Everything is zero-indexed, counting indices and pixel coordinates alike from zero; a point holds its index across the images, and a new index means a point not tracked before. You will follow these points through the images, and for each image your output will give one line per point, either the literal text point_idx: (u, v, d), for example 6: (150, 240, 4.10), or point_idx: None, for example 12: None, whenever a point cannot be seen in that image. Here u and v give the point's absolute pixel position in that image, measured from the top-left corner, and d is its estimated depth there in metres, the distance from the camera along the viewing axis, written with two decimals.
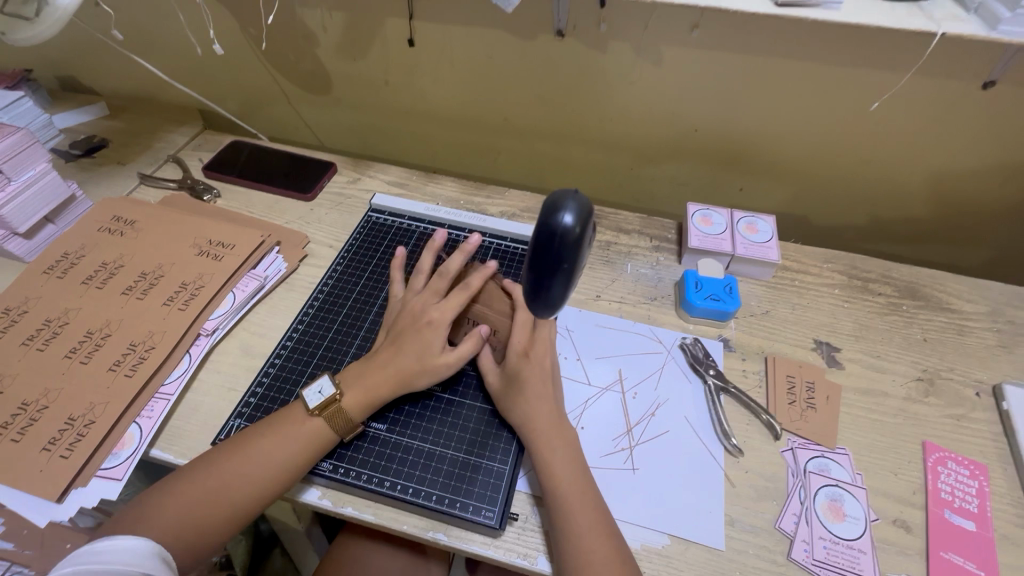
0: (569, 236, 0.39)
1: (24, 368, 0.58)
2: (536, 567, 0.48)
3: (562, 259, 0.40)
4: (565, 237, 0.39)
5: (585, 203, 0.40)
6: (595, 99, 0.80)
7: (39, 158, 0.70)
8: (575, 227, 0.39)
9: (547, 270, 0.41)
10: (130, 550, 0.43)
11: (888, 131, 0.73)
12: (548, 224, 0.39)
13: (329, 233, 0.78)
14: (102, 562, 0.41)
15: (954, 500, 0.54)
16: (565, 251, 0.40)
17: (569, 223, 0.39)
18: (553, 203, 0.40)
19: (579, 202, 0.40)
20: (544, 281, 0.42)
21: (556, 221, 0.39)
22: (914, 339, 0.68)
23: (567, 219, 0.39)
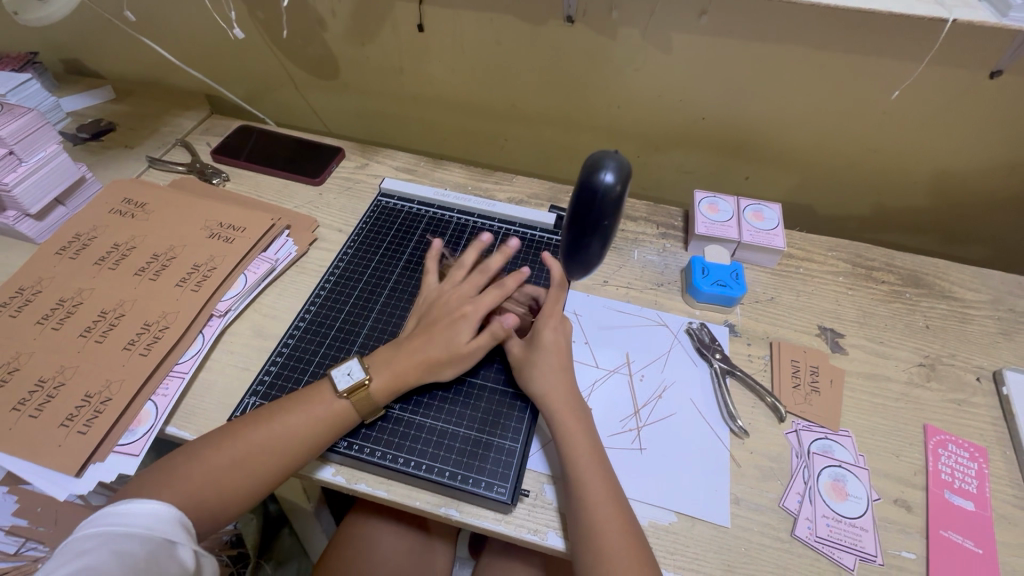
0: (610, 192, 0.50)
1: (40, 346, 0.59)
2: (547, 542, 0.49)
3: (603, 214, 0.52)
4: (608, 193, 0.50)
5: (623, 163, 0.52)
6: (604, 86, 0.81)
7: (49, 139, 0.70)
8: (614, 186, 0.50)
9: (591, 223, 0.53)
10: (153, 514, 0.43)
11: (895, 120, 0.74)
12: (593, 182, 0.51)
13: (338, 218, 0.78)
14: (126, 526, 0.42)
15: (953, 482, 0.56)
16: (606, 207, 0.52)
17: (610, 180, 0.51)
18: (597, 165, 0.51)
19: (616, 163, 0.51)
20: (588, 234, 0.54)
21: (599, 179, 0.51)
22: (917, 326, 0.70)
23: (607, 179, 0.50)
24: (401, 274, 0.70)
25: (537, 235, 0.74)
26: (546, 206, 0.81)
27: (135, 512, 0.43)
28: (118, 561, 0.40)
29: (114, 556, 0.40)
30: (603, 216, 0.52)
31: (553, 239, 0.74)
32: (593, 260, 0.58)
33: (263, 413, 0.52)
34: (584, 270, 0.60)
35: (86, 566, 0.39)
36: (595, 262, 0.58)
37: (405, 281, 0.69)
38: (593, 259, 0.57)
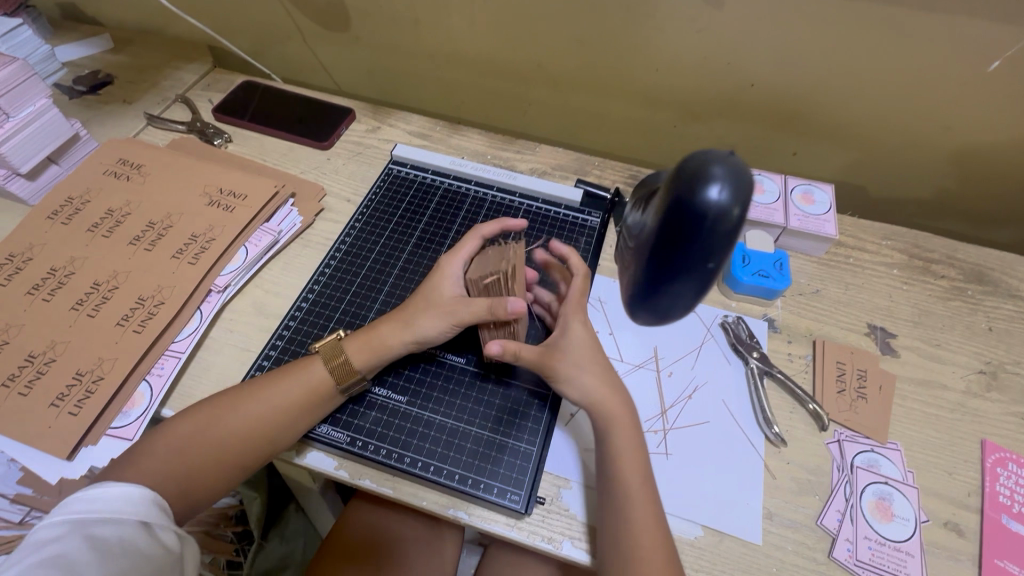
0: (728, 218, 0.29)
1: (30, 319, 0.55)
2: (562, 552, 0.46)
3: (710, 253, 0.30)
4: (721, 222, 0.29)
5: (742, 171, 0.30)
6: (642, 46, 0.72)
7: (37, 92, 0.65)
8: (733, 205, 0.29)
9: (681, 267, 0.31)
10: (124, 496, 0.41)
11: (975, 93, 0.65)
12: (689, 203, 0.29)
13: (346, 186, 0.72)
14: (95, 509, 0.39)
15: (1012, 505, 0.50)
16: (712, 246, 0.30)
17: (721, 203, 0.29)
18: (696, 171, 0.30)
19: (731, 166, 0.29)
20: (672, 283, 0.32)
21: (700, 198, 0.29)
22: (979, 328, 0.63)
23: (720, 193, 0.28)
24: (413, 252, 0.64)
25: (561, 212, 0.68)
26: (572, 179, 0.74)
27: (107, 495, 0.40)
28: (94, 546, 0.37)
29: (88, 541, 0.37)
30: (709, 257, 0.30)
31: (578, 217, 0.67)
32: (673, 318, 0.35)
33: (261, 401, 0.48)
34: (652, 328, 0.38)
35: (58, 553, 0.36)
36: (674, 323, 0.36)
37: (417, 259, 0.63)
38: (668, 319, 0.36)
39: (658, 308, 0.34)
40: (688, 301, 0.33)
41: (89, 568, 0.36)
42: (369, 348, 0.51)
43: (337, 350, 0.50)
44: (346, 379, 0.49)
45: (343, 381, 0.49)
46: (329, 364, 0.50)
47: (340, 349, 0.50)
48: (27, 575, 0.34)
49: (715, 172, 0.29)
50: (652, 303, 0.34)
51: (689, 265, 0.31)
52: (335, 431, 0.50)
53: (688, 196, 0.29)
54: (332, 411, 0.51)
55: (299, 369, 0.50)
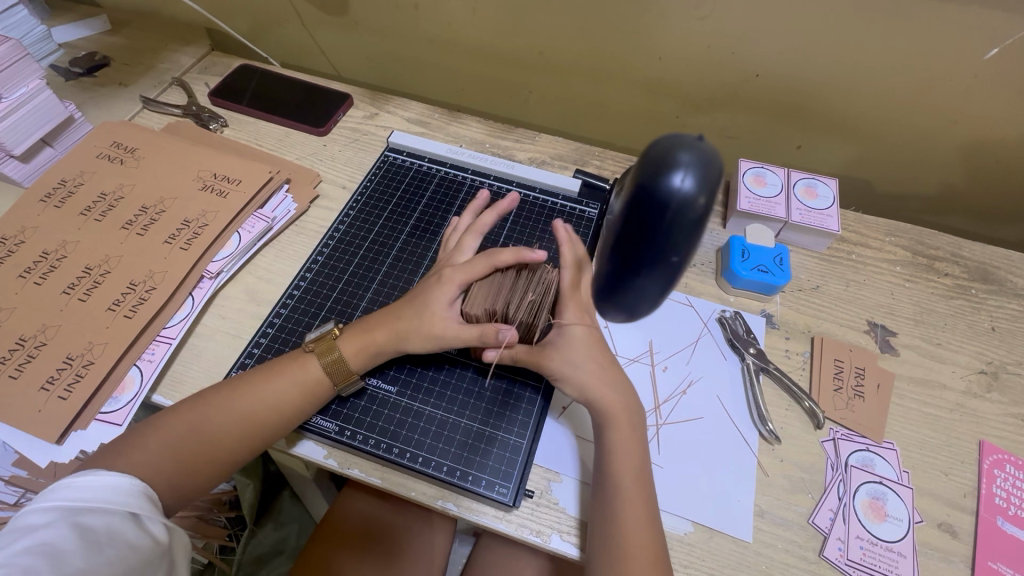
0: (690, 206, 0.31)
1: (22, 302, 0.55)
2: (550, 545, 0.46)
3: (674, 241, 0.32)
4: (685, 208, 0.31)
5: (706, 162, 0.32)
6: (644, 33, 0.70)
7: (30, 73, 0.64)
8: (698, 193, 0.31)
9: (649, 256, 0.33)
10: (112, 487, 0.41)
11: (985, 86, 0.63)
12: (655, 192, 0.32)
13: (343, 173, 0.72)
14: (82, 499, 0.39)
15: (1008, 508, 0.50)
16: (677, 234, 0.32)
17: (685, 192, 0.31)
18: (662, 162, 0.32)
19: (698, 156, 0.32)
20: (641, 272, 0.34)
21: (666, 188, 0.31)
22: (981, 328, 0.62)
23: (683, 181, 0.31)
24: (407, 241, 0.63)
25: (558, 203, 0.67)
26: (571, 169, 0.73)
27: (96, 485, 0.40)
28: (80, 534, 0.37)
29: (75, 529, 0.37)
30: (672, 246, 0.33)
31: (576, 208, 0.66)
32: (641, 308, 0.38)
33: (249, 389, 0.48)
34: (624, 322, 0.40)
35: (43, 541, 0.36)
36: (643, 316, 0.39)
37: (411, 248, 0.63)
38: (638, 312, 0.38)
39: (626, 297, 0.37)
40: (655, 291, 0.35)
41: (75, 555, 0.36)
42: (359, 338, 0.50)
43: (331, 348, 0.50)
44: (341, 381, 0.49)
45: (340, 381, 0.49)
46: (323, 362, 0.49)
47: (334, 346, 0.50)
48: (12, 560, 0.34)
49: (680, 160, 0.32)
50: (619, 290, 0.36)
51: (655, 253, 0.33)
52: (323, 420, 0.50)
53: (654, 182, 0.32)
54: (326, 405, 0.50)
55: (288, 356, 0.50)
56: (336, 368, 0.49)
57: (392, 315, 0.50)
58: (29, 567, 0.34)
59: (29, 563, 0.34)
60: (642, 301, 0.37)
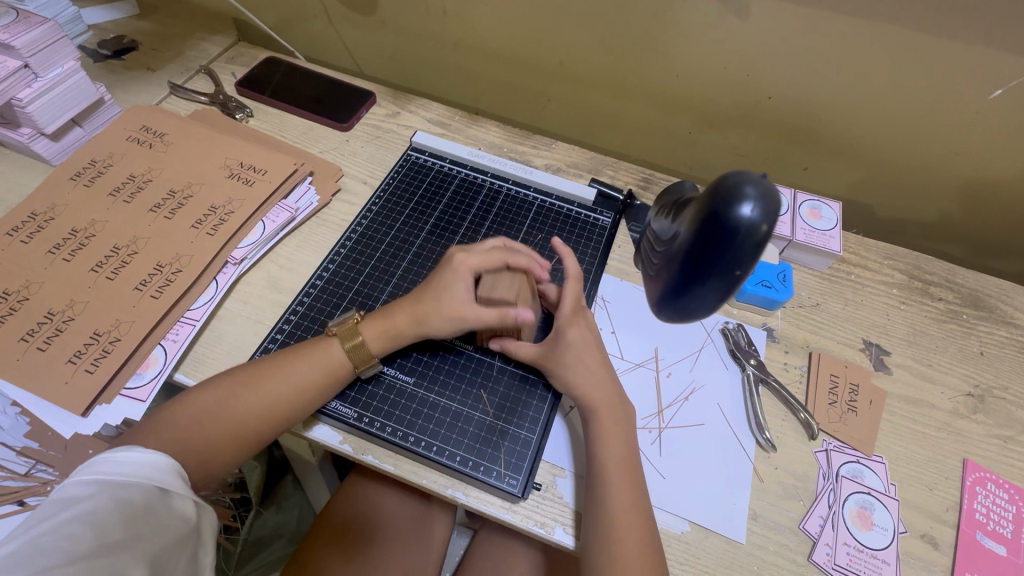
0: (756, 234, 0.32)
1: (50, 277, 0.56)
2: (553, 537, 0.48)
3: (737, 262, 0.33)
4: (749, 236, 0.32)
5: (776, 193, 0.33)
6: (665, 51, 0.73)
7: (66, 54, 0.66)
8: (761, 224, 0.32)
9: (715, 270, 0.34)
10: (150, 463, 0.43)
11: (987, 122, 0.66)
12: (724, 216, 0.32)
13: (364, 169, 0.73)
14: (120, 473, 0.41)
15: (988, 523, 0.53)
16: (743, 255, 0.33)
17: (752, 218, 0.32)
18: (733, 188, 0.33)
19: (765, 189, 0.33)
20: (703, 281, 0.35)
21: (733, 213, 0.32)
22: (970, 352, 0.64)
23: (747, 214, 0.32)
24: (426, 239, 0.65)
25: (574, 210, 0.69)
26: (586, 177, 0.76)
27: (136, 460, 0.42)
28: (122, 508, 0.39)
29: (117, 502, 0.39)
30: (735, 265, 0.33)
31: (591, 216, 0.69)
32: (695, 317, 0.38)
33: (272, 373, 0.49)
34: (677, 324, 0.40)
35: (86, 512, 0.37)
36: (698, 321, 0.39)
37: (431, 246, 0.65)
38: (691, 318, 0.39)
39: (684, 307, 0.38)
40: (710, 307, 0.36)
41: (114, 528, 0.37)
42: (372, 324, 0.52)
43: (353, 333, 0.52)
44: (361, 363, 0.51)
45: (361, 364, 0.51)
46: (346, 347, 0.51)
47: (357, 332, 0.52)
48: (57, 529, 0.35)
49: (747, 192, 0.32)
50: (680, 300, 0.37)
51: (718, 270, 0.34)
52: (342, 407, 0.52)
53: (721, 212, 0.33)
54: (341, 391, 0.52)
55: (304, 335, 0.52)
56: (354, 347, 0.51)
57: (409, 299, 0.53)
58: (73, 536, 0.35)
59: (73, 533, 0.36)
60: (695, 312, 0.38)
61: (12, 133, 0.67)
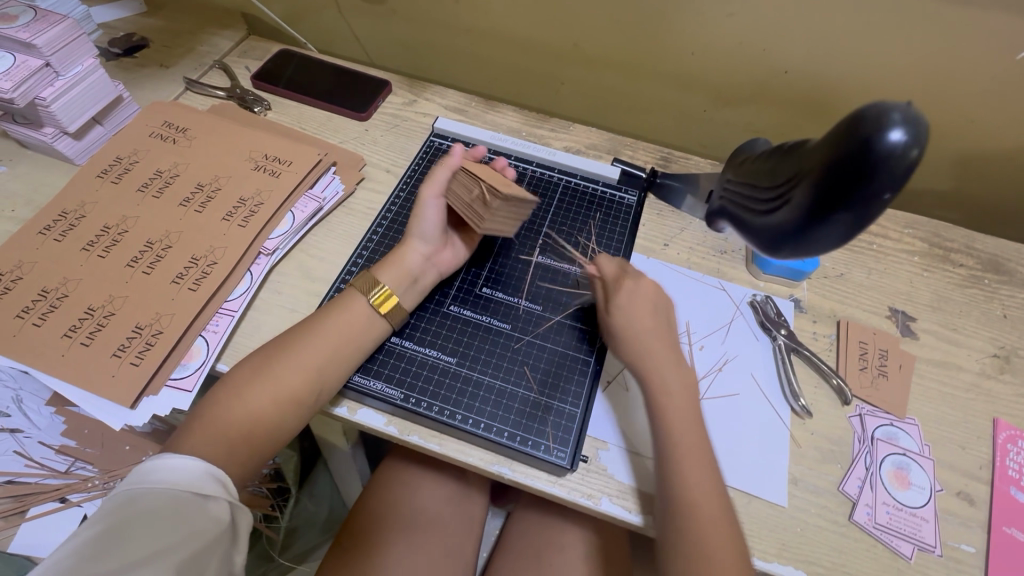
0: (906, 155, 0.36)
1: (87, 273, 0.57)
2: (600, 508, 0.49)
3: (887, 182, 0.37)
4: (900, 158, 0.36)
5: (918, 116, 0.37)
6: (680, 29, 0.73)
7: (85, 51, 0.65)
8: (910, 147, 0.36)
9: (866, 192, 0.38)
10: (187, 468, 0.42)
11: (1005, 87, 0.66)
12: (877, 141, 0.37)
13: (386, 157, 0.74)
14: (157, 482, 0.41)
15: (1020, 479, 0.54)
16: (893, 174, 0.37)
17: (903, 140, 0.36)
18: (880, 115, 0.37)
19: (907, 114, 0.37)
20: (847, 206, 0.40)
21: (887, 137, 0.36)
22: (994, 315, 0.65)
23: (896, 139, 0.36)
24: None
25: (599, 189, 0.70)
26: (605, 158, 0.76)
27: (175, 467, 0.42)
28: (149, 519, 0.39)
29: (144, 514, 0.39)
30: (885, 186, 0.38)
31: (616, 195, 0.70)
32: (828, 242, 0.43)
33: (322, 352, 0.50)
34: (804, 252, 0.45)
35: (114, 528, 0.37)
36: (828, 245, 0.43)
37: None
38: (821, 244, 0.44)
39: (818, 233, 0.42)
40: (842, 232, 0.42)
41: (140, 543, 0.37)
42: (403, 280, 0.55)
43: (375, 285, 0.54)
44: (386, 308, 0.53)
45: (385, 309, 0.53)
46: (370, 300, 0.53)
47: (380, 283, 0.54)
48: (84, 546, 0.36)
49: (892, 118, 0.36)
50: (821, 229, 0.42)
51: (868, 192, 0.38)
52: (387, 388, 0.52)
53: (873, 138, 0.37)
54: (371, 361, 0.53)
55: (345, 316, 0.52)
56: (384, 298, 0.54)
57: (426, 244, 0.57)
58: (97, 552, 0.35)
59: (97, 549, 0.36)
60: (823, 239, 0.43)
61: (34, 133, 0.66)
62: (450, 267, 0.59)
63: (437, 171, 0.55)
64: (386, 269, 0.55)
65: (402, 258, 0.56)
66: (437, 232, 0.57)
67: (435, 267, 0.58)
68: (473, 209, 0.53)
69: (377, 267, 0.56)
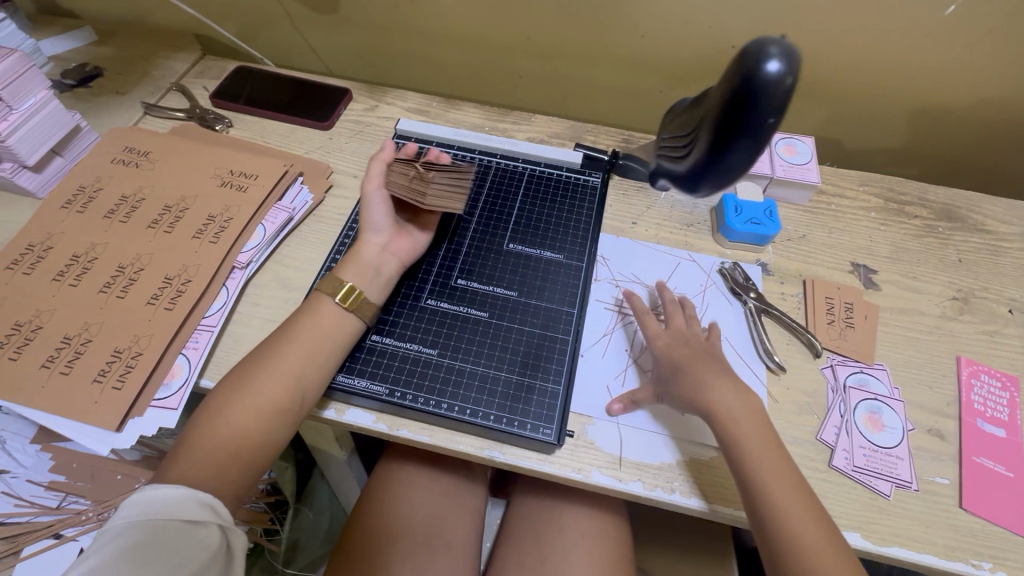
0: (781, 85, 0.38)
1: (60, 303, 0.57)
2: (591, 480, 0.50)
3: (770, 110, 0.39)
4: (777, 88, 0.38)
5: (791, 47, 0.39)
6: (628, 14, 0.75)
7: (38, 83, 0.65)
8: (786, 76, 0.38)
9: (752, 122, 0.40)
10: (175, 497, 0.43)
11: (939, 42, 0.70)
12: (755, 74, 0.38)
13: (352, 163, 0.74)
14: (148, 511, 0.42)
15: (986, 411, 0.56)
16: (772, 103, 0.39)
17: (777, 71, 0.38)
18: (758, 49, 0.38)
19: (783, 46, 0.38)
20: (740, 138, 0.42)
21: (764, 70, 0.38)
22: (950, 260, 0.69)
23: (774, 69, 0.38)
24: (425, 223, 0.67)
25: (564, 176, 0.72)
26: (568, 145, 0.78)
27: (164, 496, 0.42)
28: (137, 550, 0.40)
29: (128, 550, 0.40)
30: (768, 115, 0.40)
31: (580, 178, 0.72)
32: (737, 173, 0.45)
33: (305, 352, 0.51)
34: (719, 185, 0.48)
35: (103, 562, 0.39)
36: (738, 177, 0.46)
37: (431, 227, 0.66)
38: (731, 176, 0.46)
39: (726, 166, 0.45)
40: (746, 158, 0.43)
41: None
42: (366, 273, 0.56)
43: (339, 285, 0.54)
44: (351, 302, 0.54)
45: (353, 304, 0.54)
46: (336, 299, 0.54)
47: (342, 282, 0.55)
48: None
49: (769, 51, 0.38)
50: (724, 162, 0.44)
51: (755, 123, 0.40)
52: (372, 385, 0.53)
53: (753, 71, 0.38)
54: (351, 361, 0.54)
55: (322, 317, 0.53)
56: (350, 294, 0.54)
57: (380, 234, 0.58)
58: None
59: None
60: (732, 169, 0.45)
61: None
62: (410, 256, 0.60)
63: (375, 166, 0.59)
64: (347, 267, 0.56)
65: (360, 253, 0.57)
66: (388, 221, 0.59)
67: (393, 254, 0.59)
68: (415, 185, 0.57)
69: (339, 267, 0.56)
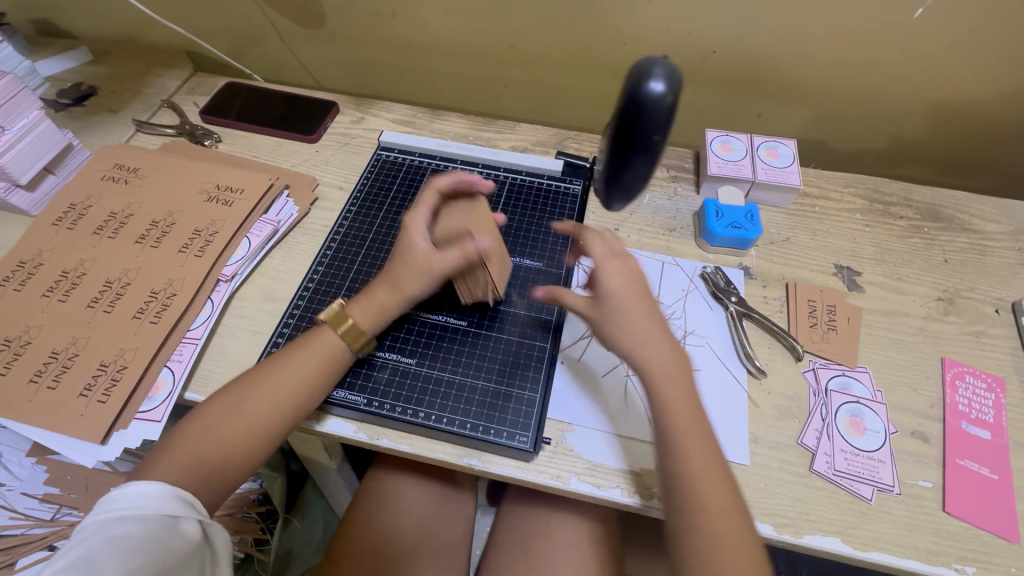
0: (662, 103, 0.47)
1: (48, 318, 0.58)
2: (569, 486, 0.50)
3: (653, 127, 0.48)
4: (659, 105, 0.47)
5: (671, 70, 0.47)
6: (607, 22, 0.76)
7: (30, 104, 0.66)
8: (666, 95, 0.47)
9: (640, 139, 0.49)
10: (162, 495, 0.43)
11: (918, 43, 0.70)
12: (639, 93, 0.47)
13: (338, 175, 0.75)
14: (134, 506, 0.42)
15: (970, 412, 0.56)
16: (654, 120, 0.47)
17: (659, 90, 0.47)
18: (642, 72, 0.47)
19: (666, 68, 0.47)
20: (633, 153, 0.50)
21: (647, 89, 0.47)
22: (935, 260, 0.68)
23: (656, 89, 0.46)
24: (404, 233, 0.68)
25: (545, 183, 0.72)
26: (552, 153, 0.78)
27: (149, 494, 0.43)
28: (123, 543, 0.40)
29: (108, 542, 0.40)
30: (653, 132, 0.48)
31: (561, 186, 0.72)
32: (634, 190, 0.55)
33: (283, 363, 0.51)
34: (625, 198, 0.58)
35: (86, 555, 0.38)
36: (638, 190, 0.56)
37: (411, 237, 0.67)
38: (631, 189, 0.56)
39: (625, 180, 0.54)
40: (644, 170, 0.52)
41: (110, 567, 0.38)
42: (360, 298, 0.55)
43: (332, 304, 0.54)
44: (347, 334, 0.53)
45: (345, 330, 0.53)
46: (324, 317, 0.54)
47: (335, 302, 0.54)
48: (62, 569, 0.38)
49: (654, 73, 0.47)
50: (620, 174, 0.53)
51: (642, 139, 0.49)
52: (351, 395, 0.54)
53: (639, 91, 0.47)
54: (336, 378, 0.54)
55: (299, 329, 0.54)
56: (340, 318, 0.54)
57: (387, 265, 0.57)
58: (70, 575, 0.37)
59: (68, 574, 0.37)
60: (632, 179, 0.54)
61: None
62: None
63: (421, 208, 0.56)
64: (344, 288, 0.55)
65: None
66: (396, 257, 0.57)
67: None
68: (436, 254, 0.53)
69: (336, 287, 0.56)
